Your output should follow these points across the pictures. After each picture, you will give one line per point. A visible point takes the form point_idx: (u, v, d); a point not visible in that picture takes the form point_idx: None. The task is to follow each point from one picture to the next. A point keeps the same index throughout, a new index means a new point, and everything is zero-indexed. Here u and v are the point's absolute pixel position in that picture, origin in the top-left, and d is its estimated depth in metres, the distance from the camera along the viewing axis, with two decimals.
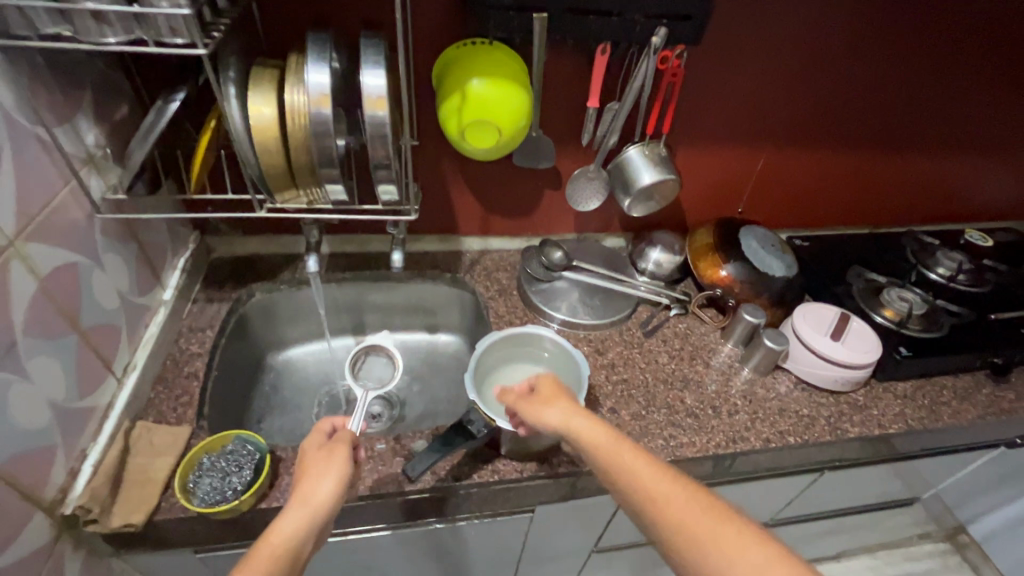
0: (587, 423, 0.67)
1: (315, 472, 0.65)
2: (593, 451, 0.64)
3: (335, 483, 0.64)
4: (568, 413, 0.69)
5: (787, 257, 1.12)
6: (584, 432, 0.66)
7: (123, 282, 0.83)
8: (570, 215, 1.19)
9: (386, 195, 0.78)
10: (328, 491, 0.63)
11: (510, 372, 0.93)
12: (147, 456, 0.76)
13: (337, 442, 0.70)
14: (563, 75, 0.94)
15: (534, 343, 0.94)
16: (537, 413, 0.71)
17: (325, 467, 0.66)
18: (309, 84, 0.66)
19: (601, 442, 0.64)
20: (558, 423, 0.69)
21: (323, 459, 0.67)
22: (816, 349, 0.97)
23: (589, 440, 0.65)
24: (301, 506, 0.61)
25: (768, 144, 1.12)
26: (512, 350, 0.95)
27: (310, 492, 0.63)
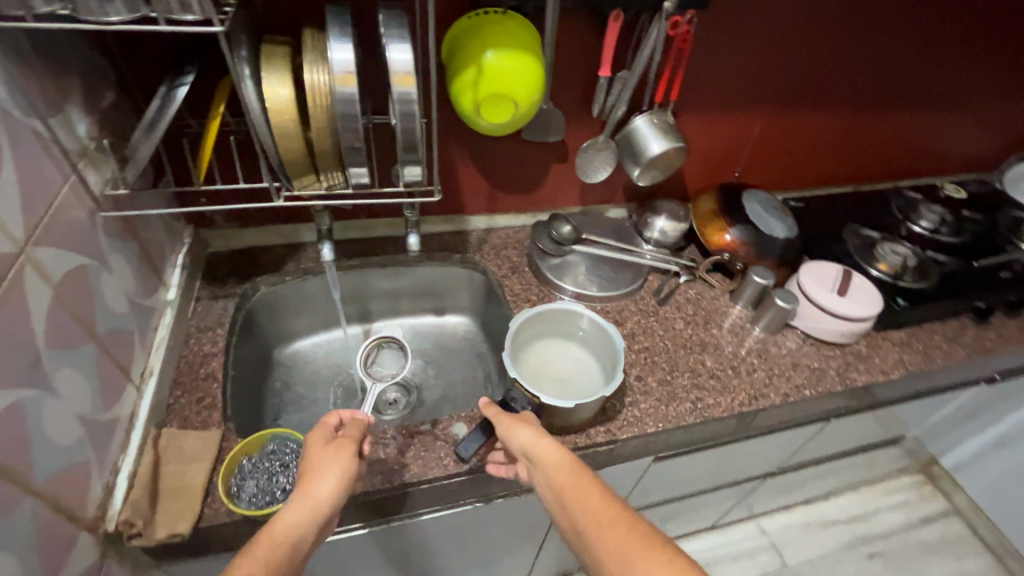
0: (554, 449, 0.69)
1: (319, 467, 0.65)
2: (551, 477, 0.67)
3: (337, 478, 0.64)
4: (537, 438, 0.71)
5: (787, 219, 1.15)
6: (545, 458, 0.68)
7: (130, 284, 0.78)
8: (576, 188, 1.19)
9: (411, 177, 0.75)
10: (332, 487, 0.63)
11: (545, 347, 0.97)
12: (182, 462, 0.73)
13: (344, 439, 0.69)
14: (573, 45, 0.93)
15: (562, 319, 0.97)
16: (510, 429, 0.73)
17: (331, 463, 0.65)
18: (333, 61, 0.62)
19: (561, 470, 0.66)
20: (524, 447, 0.71)
21: (330, 454, 0.67)
22: (823, 305, 1.01)
23: (549, 463, 0.68)
24: (303, 501, 0.61)
25: (764, 111, 1.14)
26: (549, 325, 0.98)
27: (313, 487, 0.63)
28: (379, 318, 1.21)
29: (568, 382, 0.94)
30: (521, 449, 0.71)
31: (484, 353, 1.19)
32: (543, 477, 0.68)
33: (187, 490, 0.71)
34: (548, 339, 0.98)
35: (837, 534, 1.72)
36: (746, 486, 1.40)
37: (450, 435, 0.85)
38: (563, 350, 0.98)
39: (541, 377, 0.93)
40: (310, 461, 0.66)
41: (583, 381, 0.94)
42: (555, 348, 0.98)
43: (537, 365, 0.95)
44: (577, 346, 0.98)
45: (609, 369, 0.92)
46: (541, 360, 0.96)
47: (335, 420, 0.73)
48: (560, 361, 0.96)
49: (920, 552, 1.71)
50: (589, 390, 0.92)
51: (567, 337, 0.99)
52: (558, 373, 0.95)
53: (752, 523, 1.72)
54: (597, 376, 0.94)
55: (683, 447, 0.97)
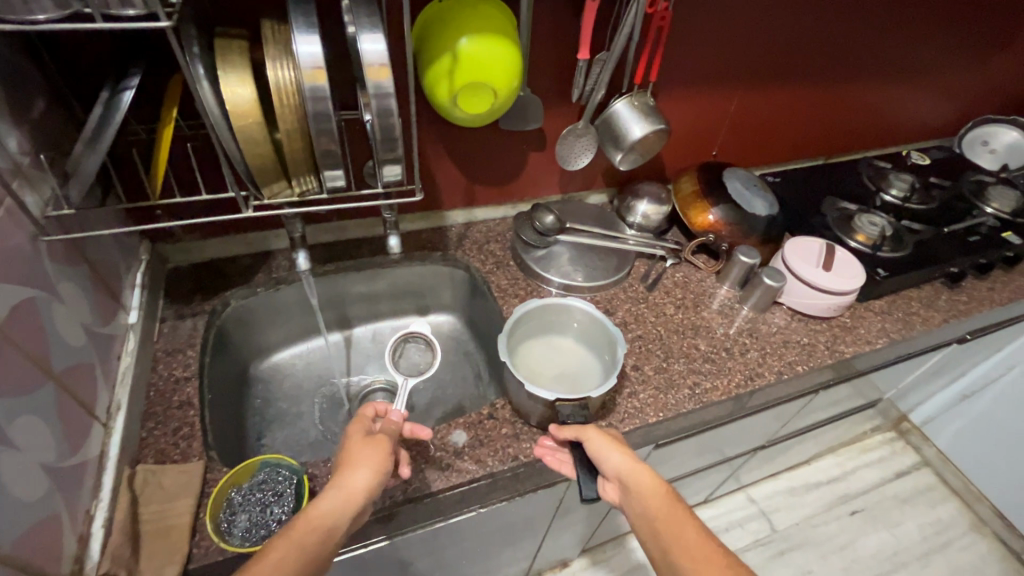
0: (651, 477, 0.70)
1: (356, 459, 0.66)
2: (645, 506, 0.68)
3: (372, 471, 0.65)
4: (632, 463, 0.71)
5: (768, 196, 1.15)
6: (640, 486, 0.69)
7: (85, 312, 0.70)
8: (555, 175, 1.15)
9: (391, 177, 0.70)
10: (365, 479, 0.64)
11: (541, 345, 0.95)
12: (163, 501, 0.68)
13: (380, 436, 0.70)
14: (550, 27, 0.88)
15: (541, 315, 0.94)
16: (603, 454, 0.72)
17: (368, 455, 0.66)
18: (298, 55, 0.57)
19: (659, 501, 0.68)
20: (618, 472, 0.71)
21: (367, 447, 0.68)
22: (811, 281, 1.02)
23: (646, 493, 0.69)
24: (339, 491, 0.63)
25: (740, 88, 1.13)
26: (544, 322, 0.96)
27: (349, 477, 0.64)
28: (359, 323, 1.16)
29: (567, 372, 0.93)
30: (613, 473, 0.71)
31: (472, 351, 1.16)
32: (638, 507, 0.69)
33: (172, 532, 0.66)
34: (528, 339, 0.95)
35: (821, 495, 1.78)
36: (737, 460, 1.43)
37: (449, 445, 0.81)
38: (544, 344, 0.96)
39: (544, 378, 0.91)
40: (347, 452, 0.67)
41: (583, 375, 0.92)
42: (537, 345, 0.95)
43: (533, 370, 0.91)
44: (557, 335, 0.97)
45: (598, 344, 0.94)
46: (535, 362, 0.92)
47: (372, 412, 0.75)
48: (549, 358, 0.94)
49: (897, 505, 1.79)
50: (589, 371, 0.93)
51: (544, 331, 0.97)
52: (555, 368, 0.93)
53: (741, 493, 1.77)
54: (586, 355, 0.95)
55: (681, 432, 0.96)
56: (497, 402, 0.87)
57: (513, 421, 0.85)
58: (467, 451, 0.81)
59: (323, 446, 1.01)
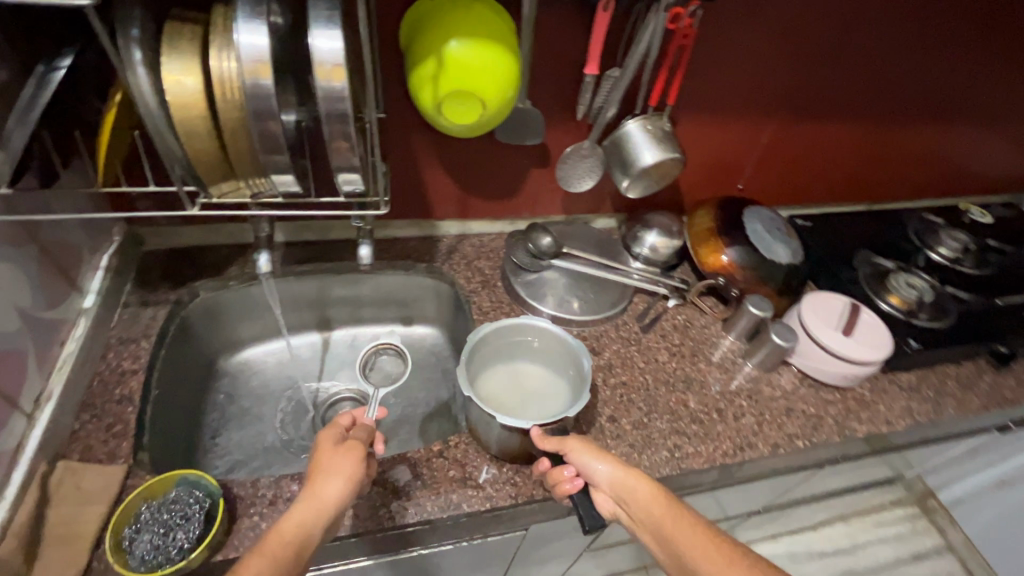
0: (642, 480, 0.65)
1: (329, 469, 0.63)
2: (645, 513, 0.63)
3: (344, 480, 0.63)
4: (621, 470, 0.66)
5: (792, 242, 1.03)
6: (635, 493, 0.64)
7: (24, 296, 0.67)
8: (560, 194, 1.07)
9: (349, 185, 0.64)
10: (337, 488, 0.62)
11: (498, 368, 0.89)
12: (73, 506, 0.64)
13: (353, 443, 0.67)
14: (556, 36, 0.80)
15: (490, 344, 0.86)
16: (591, 463, 0.67)
17: (340, 466, 0.64)
18: (240, 46, 0.51)
19: (660, 506, 0.63)
20: (609, 481, 0.66)
21: (339, 456, 0.65)
22: (825, 344, 0.90)
23: (643, 498, 0.64)
24: (310, 502, 0.59)
25: (774, 118, 1.02)
26: (503, 342, 0.88)
27: (322, 488, 0.61)
28: (339, 326, 1.10)
29: (530, 398, 0.87)
30: (604, 483, 0.67)
31: (449, 371, 1.08)
32: (641, 516, 0.63)
33: (75, 540, 0.62)
34: (480, 372, 0.87)
35: (824, 567, 1.62)
36: (731, 523, 1.29)
37: (390, 482, 0.74)
38: (498, 373, 0.88)
39: (510, 412, 0.84)
40: (318, 462, 0.64)
41: (548, 398, 0.87)
42: (491, 375, 0.88)
43: (495, 406, 0.84)
44: (509, 359, 0.91)
45: (554, 359, 0.89)
46: (494, 396, 0.85)
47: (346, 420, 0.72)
48: (507, 386, 0.87)
49: None
50: (552, 391, 0.88)
51: (495, 359, 0.89)
52: (517, 398, 0.86)
53: None
54: (545, 374, 0.90)
55: None
56: (450, 438, 0.80)
57: (463, 462, 0.77)
58: (407, 491, 0.74)
59: (277, 454, 0.96)
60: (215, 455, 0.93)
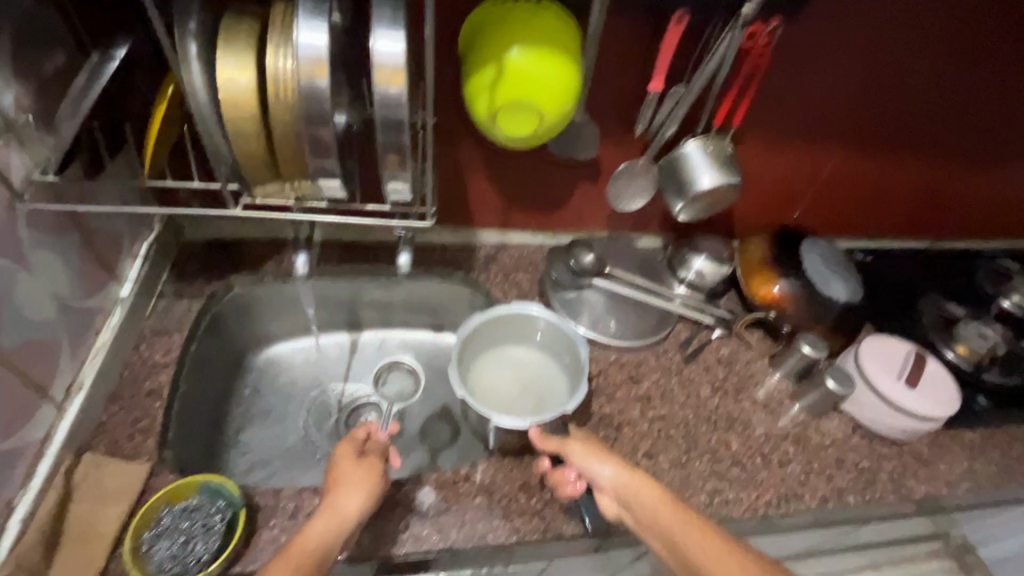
0: (645, 484, 0.65)
1: (349, 482, 0.65)
2: (651, 519, 0.63)
3: (363, 493, 0.64)
4: (625, 472, 0.66)
5: (852, 279, 0.96)
6: (639, 498, 0.65)
7: (62, 284, 0.67)
8: (606, 211, 1.02)
9: (396, 195, 0.61)
10: (359, 502, 0.63)
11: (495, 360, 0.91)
12: (94, 502, 0.63)
13: (372, 458, 0.69)
14: (621, 48, 0.75)
15: (482, 338, 0.88)
16: (593, 466, 0.68)
17: (360, 479, 0.66)
18: (298, 45, 0.49)
19: (667, 510, 0.63)
20: (612, 484, 0.67)
21: (359, 470, 0.67)
22: (883, 393, 0.84)
23: (649, 500, 0.64)
24: (331, 513, 0.62)
25: (842, 145, 0.94)
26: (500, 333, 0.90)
27: (341, 501, 0.63)
28: (368, 327, 1.07)
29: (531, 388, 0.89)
30: (607, 486, 0.67)
31: None
32: (646, 519, 0.64)
33: (94, 540, 0.61)
34: (473, 364, 0.88)
35: None
36: None
37: (413, 504, 0.71)
38: (493, 363, 0.90)
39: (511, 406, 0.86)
40: (338, 475, 0.66)
41: (547, 388, 0.89)
42: (486, 366, 0.89)
43: (490, 398, 0.86)
44: (504, 346, 0.92)
45: (552, 345, 0.91)
46: (489, 388, 0.87)
47: (364, 433, 0.72)
48: (503, 375, 0.89)
49: None
50: (551, 377, 0.90)
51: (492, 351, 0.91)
52: (513, 389, 0.88)
53: None
54: (544, 363, 0.92)
55: None
56: (478, 462, 0.76)
57: (490, 490, 0.73)
58: (431, 516, 0.71)
59: (298, 456, 0.94)
60: (237, 452, 0.92)
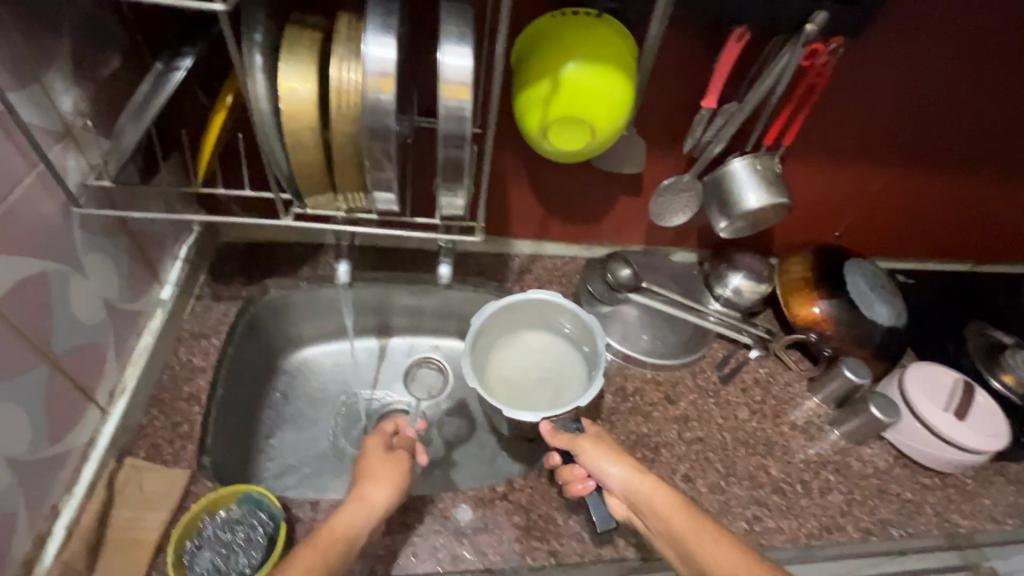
0: (654, 486, 0.66)
1: (376, 475, 0.67)
2: (661, 522, 0.64)
3: (390, 487, 0.66)
4: (636, 476, 0.67)
5: (898, 303, 0.94)
6: (649, 500, 0.65)
7: (110, 288, 0.67)
8: (644, 224, 1.00)
9: (449, 210, 0.61)
10: (386, 495, 0.65)
11: (513, 347, 0.94)
12: (137, 508, 0.63)
13: (401, 453, 0.70)
14: (675, 63, 0.74)
15: (497, 326, 0.91)
16: (603, 467, 0.69)
17: (387, 473, 0.67)
18: (366, 58, 0.48)
19: (678, 516, 0.63)
20: (622, 486, 0.67)
21: (386, 465, 0.68)
22: (928, 422, 0.82)
23: (660, 505, 0.64)
24: (358, 503, 0.64)
25: (892, 163, 0.91)
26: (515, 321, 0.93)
27: (368, 493, 0.64)
28: (397, 333, 1.04)
29: (549, 376, 0.91)
30: (617, 486, 0.68)
31: None
32: (655, 522, 0.64)
33: (135, 546, 0.61)
34: (493, 352, 0.92)
35: None
36: None
37: (451, 520, 0.71)
38: (514, 351, 0.94)
39: (528, 394, 0.89)
40: (367, 466, 0.68)
41: (565, 374, 0.91)
42: (507, 353, 0.93)
43: (509, 385, 0.90)
44: (526, 334, 0.95)
45: (574, 334, 0.92)
46: (509, 375, 0.91)
47: (393, 427, 0.74)
48: (523, 364, 0.92)
49: None
50: (569, 364, 0.92)
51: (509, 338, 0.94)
52: (532, 377, 0.91)
53: None
54: (562, 349, 0.94)
55: None
56: (515, 478, 0.76)
57: (527, 509, 0.73)
58: (469, 533, 0.70)
59: (328, 462, 0.93)
60: (268, 456, 0.91)
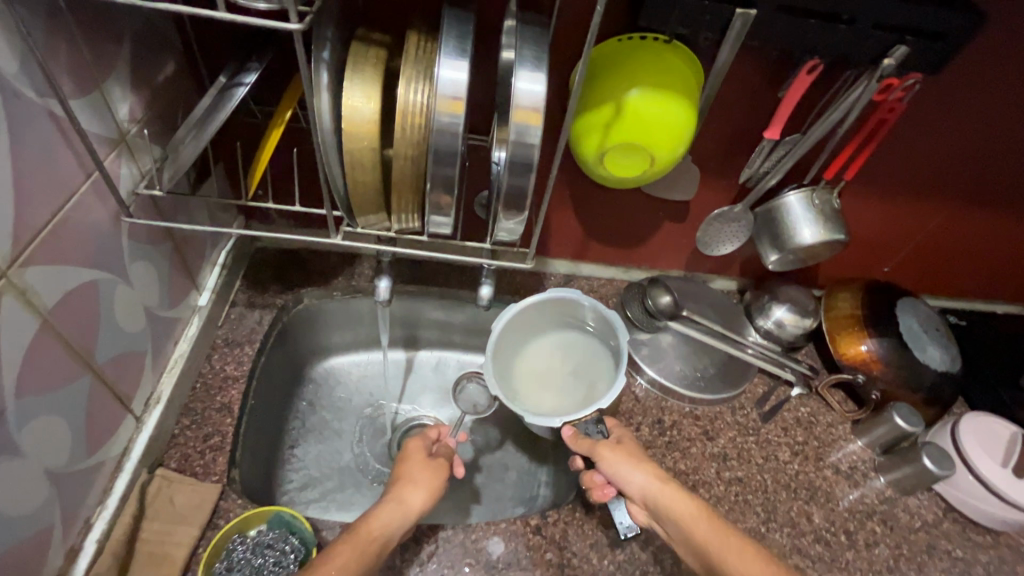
0: (674, 493, 0.66)
1: (414, 479, 0.70)
2: (678, 529, 0.64)
3: (426, 490, 0.69)
4: (655, 482, 0.67)
5: (951, 347, 0.89)
6: (668, 507, 0.66)
7: (152, 295, 0.65)
8: (687, 251, 0.97)
9: (503, 234, 0.59)
10: (422, 498, 0.68)
11: (539, 344, 0.91)
12: (167, 523, 0.62)
13: (440, 459, 0.75)
14: (739, 90, 0.71)
15: (520, 326, 0.88)
16: (623, 473, 0.69)
17: (425, 476, 0.71)
18: (439, 80, 0.47)
19: (701, 524, 0.62)
20: (641, 492, 0.68)
21: (425, 468, 0.72)
22: (982, 475, 0.79)
23: (682, 512, 0.64)
24: (396, 506, 0.65)
25: (955, 204, 0.87)
26: (538, 317, 0.89)
27: (405, 494, 0.67)
28: (426, 346, 1.02)
29: (578, 372, 0.88)
30: (636, 493, 0.68)
31: None
32: (677, 530, 0.64)
33: (164, 564, 0.59)
34: (519, 353, 0.90)
35: None
36: None
37: (483, 553, 0.69)
38: (541, 349, 0.90)
39: (558, 393, 0.87)
40: (407, 468, 0.72)
41: (594, 369, 0.88)
42: (534, 352, 0.90)
43: (539, 383, 0.88)
44: (552, 331, 0.92)
45: (599, 329, 0.88)
46: (537, 374, 0.88)
47: (434, 435, 0.79)
48: (552, 360, 0.90)
49: None
50: (597, 358, 0.88)
51: (534, 335, 0.91)
52: (562, 375, 0.88)
53: None
54: (589, 343, 0.90)
55: None
56: (547, 511, 0.74)
57: (560, 545, 0.71)
58: (501, 567, 0.68)
59: (352, 476, 0.91)
60: (292, 467, 0.88)
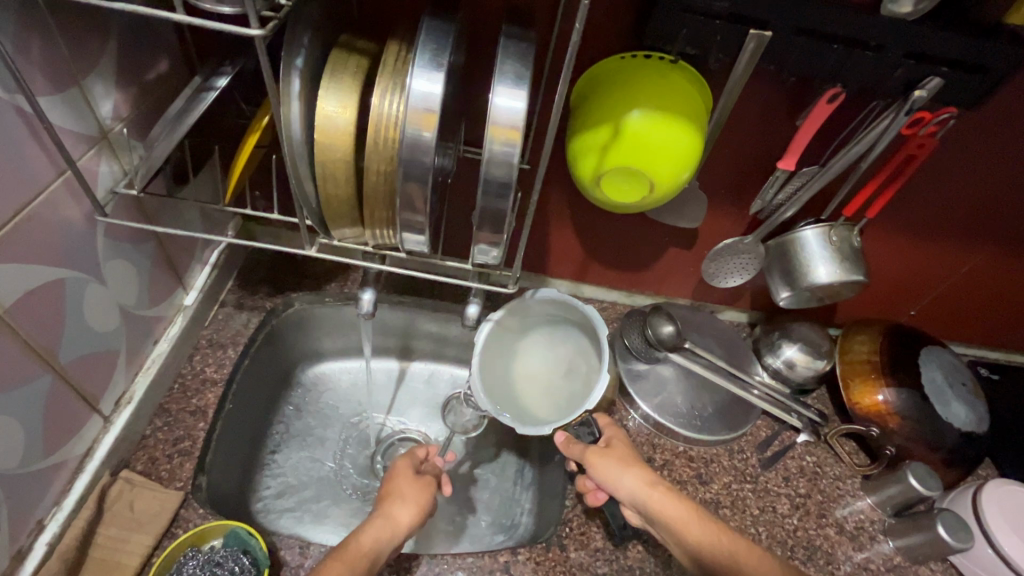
0: (665, 497, 0.64)
1: (403, 495, 0.67)
2: (669, 529, 0.62)
3: (415, 507, 0.66)
4: (644, 488, 0.65)
5: (978, 404, 0.81)
6: (659, 510, 0.63)
7: (130, 295, 0.65)
8: (695, 279, 0.92)
9: (482, 256, 0.56)
10: (411, 515, 0.65)
11: (529, 343, 0.87)
12: (123, 529, 0.61)
13: (428, 477, 0.72)
14: (754, 115, 0.66)
15: (505, 329, 0.84)
16: (613, 478, 0.67)
17: (414, 492, 0.68)
18: (410, 92, 0.44)
19: (689, 522, 0.62)
20: (631, 497, 0.66)
21: (415, 485, 0.69)
22: (1005, 552, 0.71)
23: (671, 518, 0.62)
24: (385, 523, 0.63)
25: (990, 247, 0.80)
26: (522, 317, 0.85)
27: (394, 512, 0.65)
28: (419, 358, 0.98)
29: (570, 367, 0.84)
30: (626, 497, 0.66)
31: None
32: (667, 534, 0.63)
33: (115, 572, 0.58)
34: (511, 356, 0.86)
35: None
36: None
37: None
38: (533, 347, 0.87)
39: (555, 391, 0.84)
40: (396, 484, 0.69)
41: (583, 362, 0.83)
42: (527, 352, 0.87)
43: (536, 385, 0.85)
44: (541, 329, 0.87)
45: (582, 323, 0.83)
46: (536, 372, 0.85)
47: (422, 454, 0.75)
48: (545, 359, 0.86)
49: None
50: (585, 351, 0.83)
51: (522, 335, 0.87)
52: (557, 374, 0.85)
53: None
54: (576, 335, 0.85)
55: None
56: (520, 548, 0.70)
57: None
58: None
59: (329, 488, 0.87)
60: (269, 473, 0.85)
